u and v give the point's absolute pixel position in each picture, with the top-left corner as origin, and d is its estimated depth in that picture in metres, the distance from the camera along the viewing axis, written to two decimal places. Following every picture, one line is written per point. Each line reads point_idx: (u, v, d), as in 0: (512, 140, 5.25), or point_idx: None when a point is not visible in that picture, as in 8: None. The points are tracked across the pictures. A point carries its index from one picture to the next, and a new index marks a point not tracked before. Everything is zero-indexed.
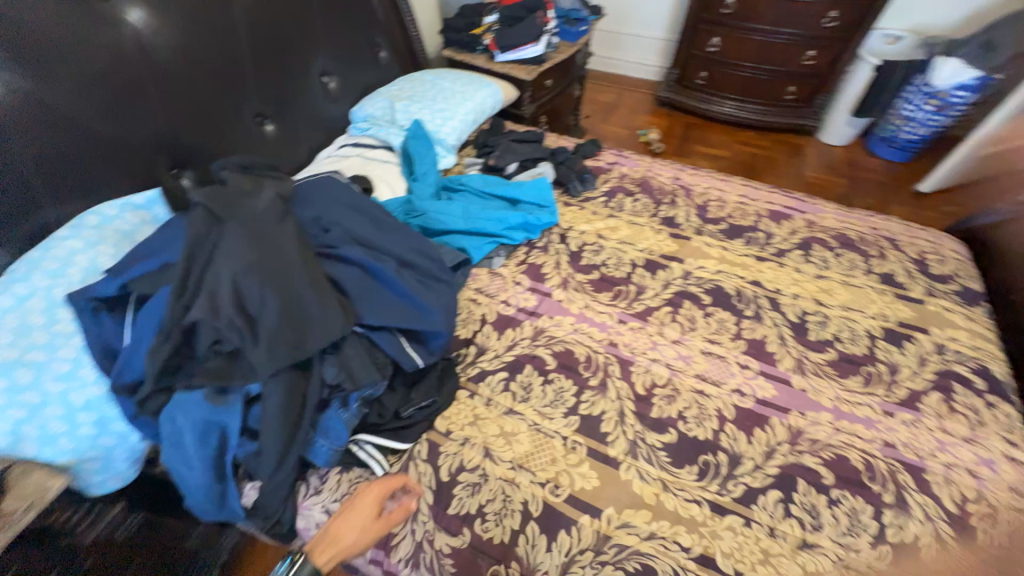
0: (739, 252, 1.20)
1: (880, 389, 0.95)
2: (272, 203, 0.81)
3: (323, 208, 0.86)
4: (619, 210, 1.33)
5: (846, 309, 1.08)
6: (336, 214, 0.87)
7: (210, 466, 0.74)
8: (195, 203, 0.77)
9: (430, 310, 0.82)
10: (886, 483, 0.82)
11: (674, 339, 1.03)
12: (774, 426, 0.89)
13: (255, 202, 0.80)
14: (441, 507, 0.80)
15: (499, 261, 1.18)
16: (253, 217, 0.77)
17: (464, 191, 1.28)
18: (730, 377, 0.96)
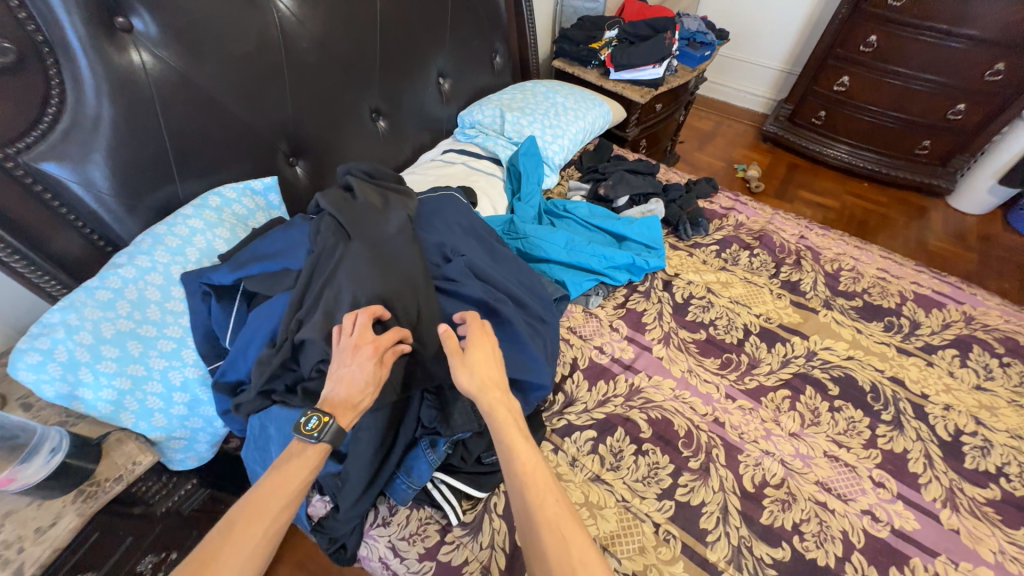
0: (876, 338, 1.04)
1: None
2: (401, 225, 0.81)
3: (447, 235, 0.85)
4: (734, 264, 1.20)
5: (1014, 437, 0.89)
6: (457, 242, 0.86)
7: None
8: (326, 214, 0.78)
9: (537, 358, 0.77)
10: None
11: (792, 431, 0.90)
12: (916, 570, 0.74)
13: (386, 221, 0.80)
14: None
15: (596, 300, 1.09)
16: (380, 237, 0.78)
17: (568, 218, 1.19)
18: (860, 494, 0.82)
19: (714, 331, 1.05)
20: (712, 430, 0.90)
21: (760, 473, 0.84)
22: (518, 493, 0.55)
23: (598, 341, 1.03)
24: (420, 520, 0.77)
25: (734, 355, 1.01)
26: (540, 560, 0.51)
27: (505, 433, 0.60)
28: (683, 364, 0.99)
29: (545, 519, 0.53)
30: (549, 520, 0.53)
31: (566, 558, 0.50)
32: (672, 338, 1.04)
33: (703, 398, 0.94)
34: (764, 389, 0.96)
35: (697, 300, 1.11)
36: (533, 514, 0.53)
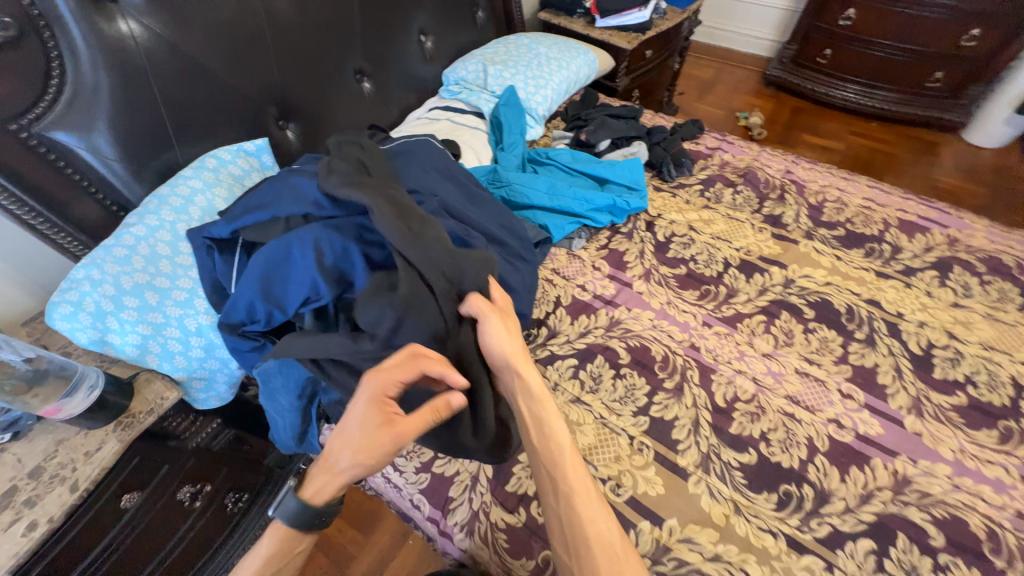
0: (856, 265, 1.05)
1: (1020, 450, 0.79)
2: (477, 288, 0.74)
3: (420, 178, 0.88)
4: (716, 201, 1.22)
5: (987, 349, 0.91)
6: (430, 183, 0.89)
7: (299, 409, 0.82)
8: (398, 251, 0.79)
9: (510, 285, 0.83)
10: (1013, 560, 0.70)
11: (765, 352, 0.94)
12: (876, 468, 0.79)
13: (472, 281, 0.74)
14: (499, 482, 0.79)
15: (579, 243, 1.13)
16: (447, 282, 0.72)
17: (550, 166, 1.23)
18: (827, 405, 0.86)
19: (694, 265, 1.09)
20: (688, 355, 0.94)
21: (731, 390, 0.89)
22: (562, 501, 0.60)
23: (580, 280, 1.07)
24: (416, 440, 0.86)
25: (713, 287, 1.05)
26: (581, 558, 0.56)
27: (549, 427, 0.65)
28: (663, 297, 1.03)
29: (591, 523, 0.58)
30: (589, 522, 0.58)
31: (614, 562, 0.55)
32: (653, 274, 1.08)
33: (680, 327, 0.99)
34: (740, 316, 1.00)
35: (678, 238, 1.14)
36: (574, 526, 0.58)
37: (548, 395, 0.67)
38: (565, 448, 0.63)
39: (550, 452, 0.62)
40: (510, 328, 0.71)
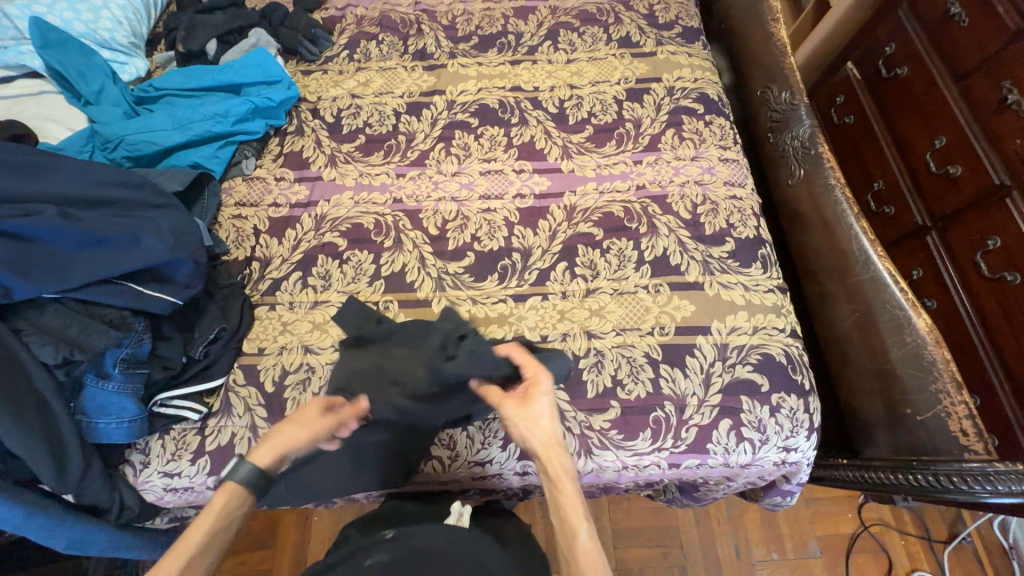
0: (494, 64, 1.17)
1: (630, 145, 1.06)
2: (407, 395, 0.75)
3: None
4: (366, 60, 1.19)
5: (595, 85, 1.13)
6: None
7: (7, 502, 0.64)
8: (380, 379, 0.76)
9: (141, 240, 0.70)
10: (640, 219, 0.97)
11: (453, 173, 1.04)
12: (553, 212, 0.99)
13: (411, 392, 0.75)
14: (277, 415, 0.81)
15: (250, 163, 1.03)
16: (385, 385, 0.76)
17: (167, 98, 1.03)
18: (509, 186, 1.02)
19: (370, 130, 1.09)
20: (395, 210, 1.00)
21: (439, 217, 0.99)
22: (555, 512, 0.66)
23: (269, 199, 1.01)
24: (177, 438, 0.79)
25: (394, 140, 1.08)
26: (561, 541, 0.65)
27: (557, 470, 0.67)
28: (354, 172, 1.04)
29: (582, 535, 0.63)
30: (566, 533, 0.64)
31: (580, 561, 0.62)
32: (337, 157, 1.06)
33: (380, 190, 1.02)
34: (425, 153, 1.06)
35: (345, 111, 1.11)
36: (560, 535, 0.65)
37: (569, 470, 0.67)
38: (566, 475, 0.67)
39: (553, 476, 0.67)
40: (535, 413, 0.69)
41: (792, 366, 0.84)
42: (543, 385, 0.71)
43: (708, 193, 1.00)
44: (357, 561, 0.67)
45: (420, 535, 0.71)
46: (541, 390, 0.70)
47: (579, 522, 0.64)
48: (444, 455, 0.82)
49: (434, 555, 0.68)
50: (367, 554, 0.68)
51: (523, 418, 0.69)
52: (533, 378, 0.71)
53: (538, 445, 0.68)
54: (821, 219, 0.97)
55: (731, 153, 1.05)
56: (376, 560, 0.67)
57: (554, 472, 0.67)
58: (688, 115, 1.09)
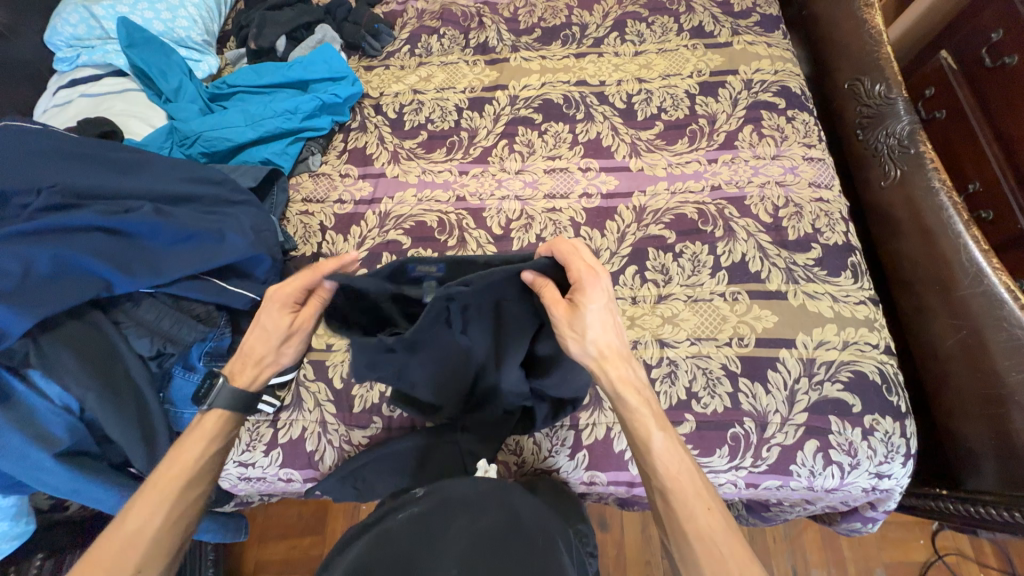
0: (558, 57, 1.13)
1: (703, 142, 1.00)
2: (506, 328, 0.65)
3: (17, 167, 0.65)
4: (428, 55, 1.18)
5: (665, 78, 1.08)
6: (41, 169, 0.66)
7: (103, 487, 0.66)
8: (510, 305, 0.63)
9: (225, 236, 0.71)
10: (716, 222, 0.92)
11: (517, 171, 1.01)
12: (621, 213, 0.95)
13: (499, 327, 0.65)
14: (346, 411, 0.82)
15: (316, 159, 1.04)
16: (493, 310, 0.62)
17: (239, 94, 1.05)
18: (575, 186, 0.98)
19: (432, 126, 1.08)
20: (458, 208, 0.98)
21: (503, 216, 0.96)
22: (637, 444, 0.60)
23: (335, 195, 1.01)
24: (250, 429, 0.81)
25: (456, 137, 1.06)
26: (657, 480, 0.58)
27: (625, 397, 0.60)
28: (417, 170, 1.03)
29: (662, 461, 0.58)
30: (666, 468, 0.58)
31: (681, 495, 0.56)
32: (400, 154, 1.05)
33: (443, 188, 1.01)
34: (487, 150, 1.04)
35: (407, 107, 1.11)
36: (661, 478, 0.58)
37: (643, 390, 0.61)
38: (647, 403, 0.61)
39: (633, 405, 0.60)
40: (608, 312, 0.59)
41: (887, 386, 0.78)
42: (592, 291, 0.57)
43: (791, 194, 0.93)
44: (389, 518, 0.64)
45: (451, 487, 0.67)
46: (592, 296, 0.57)
47: (651, 433, 0.59)
48: (511, 461, 0.81)
49: (466, 503, 0.64)
50: (398, 511, 0.64)
51: (574, 329, 0.57)
52: (576, 284, 0.57)
53: (593, 360, 0.60)
54: (918, 223, 0.88)
55: (816, 151, 0.97)
56: (409, 515, 0.63)
57: (615, 389, 0.60)
58: (768, 110, 1.02)
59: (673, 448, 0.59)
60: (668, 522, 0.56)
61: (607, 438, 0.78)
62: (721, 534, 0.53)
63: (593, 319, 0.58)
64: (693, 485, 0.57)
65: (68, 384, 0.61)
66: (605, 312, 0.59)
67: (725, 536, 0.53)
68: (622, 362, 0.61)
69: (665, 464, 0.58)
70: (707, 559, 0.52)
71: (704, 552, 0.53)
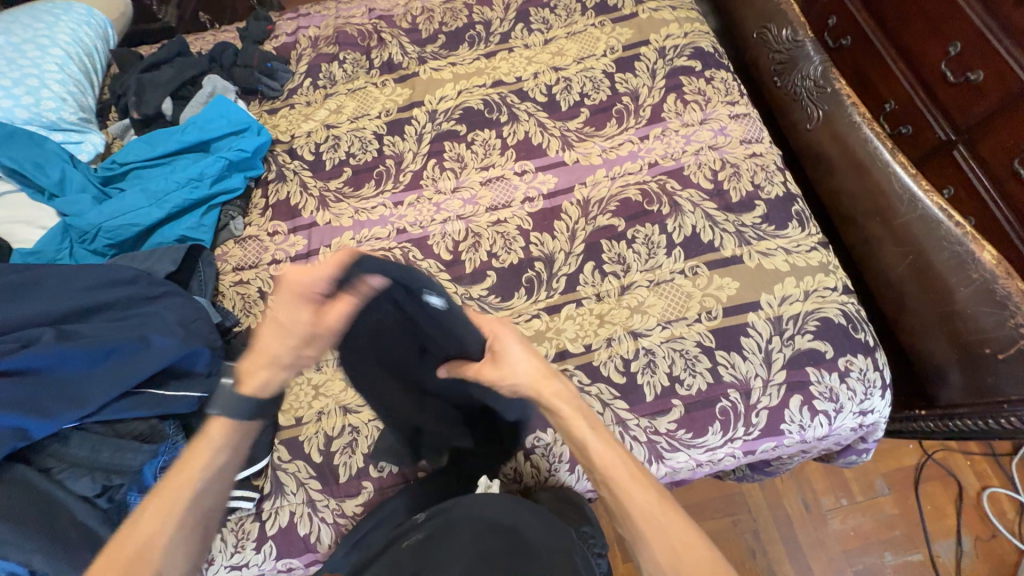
0: (469, 61, 1.09)
1: (632, 120, 0.98)
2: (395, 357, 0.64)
3: None
4: (332, 84, 1.10)
5: (580, 62, 1.05)
6: None
7: None
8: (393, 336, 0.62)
9: (147, 340, 0.64)
10: (661, 199, 0.91)
11: (453, 189, 0.97)
12: (567, 210, 0.92)
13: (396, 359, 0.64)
14: (333, 483, 0.77)
15: (238, 223, 0.96)
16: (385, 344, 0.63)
17: (135, 171, 0.96)
18: (515, 192, 0.95)
19: (355, 160, 1.02)
20: (401, 242, 0.93)
21: (448, 240, 0.92)
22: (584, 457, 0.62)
23: (267, 257, 0.94)
24: (236, 529, 0.76)
25: (382, 166, 1.01)
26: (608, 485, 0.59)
27: (560, 417, 0.63)
28: (349, 210, 0.97)
29: (606, 466, 0.60)
30: (611, 471, 0.59)
31: (633, 492, 0.58)
32: (327, 197, 0.99)
33: (380, 224, 0.95)
34: (418, 174, 0.99)
35: (324, 145, 1.04)
36: (611, 482, 0.59)
37: (574, 406, 0.63)
38: (582, 416, 0.62)
39: (570, 423, 0.62)
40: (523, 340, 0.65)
41: (852, 325, 0.80)
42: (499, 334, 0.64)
43: (726, 156, 0.93)
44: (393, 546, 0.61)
45: (454, 507, 0.65)
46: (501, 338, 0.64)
47: (590, 437, 0.61)
48: (514, 489, 0.78)
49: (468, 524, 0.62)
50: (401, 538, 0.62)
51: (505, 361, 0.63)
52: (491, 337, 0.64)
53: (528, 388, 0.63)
54: (850, 157, 0.90)
55: (741, 108, 0.97)
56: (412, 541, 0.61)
57: (550, 405, 0.63)
58: (687, 74, 1.01)
59: (613, 448, 0.61)
60: (620, 518, 0.58)
61: None
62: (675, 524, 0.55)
63: (512, 353, 0.63)
64: (637, 476, 0.59)
65: (6, 553, 0.54)
66: (520, 344, 0.64)
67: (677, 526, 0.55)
68: (547, 380, 0.63)
69: (612, 469, 0.59)
70: (654, 540, 0.55)
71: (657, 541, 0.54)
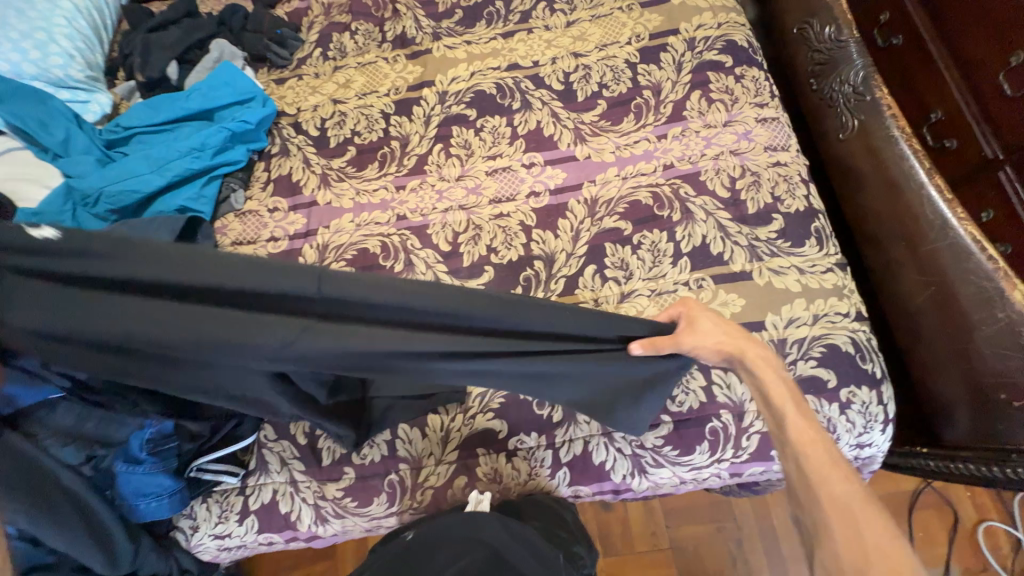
0: (484, 40, 1.03)
1: (650, 117, 0.93)
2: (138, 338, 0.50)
3: None
4: (342, 56, 1.06)
5: (602, 49, 0.99)
6: None
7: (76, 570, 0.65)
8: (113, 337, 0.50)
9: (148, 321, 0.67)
10: (672, 205, 0.86)
11: (457, 177, 0.93)
12: (573, 209, 0.89)
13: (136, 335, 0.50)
14: (316, 465, 0.78)
15: (240, 196, 0.95)
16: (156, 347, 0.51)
17: (138, 136, 0.94)
18: (520, 186, 0.91)
19: (360, 139, 0.99)
20: (400, 228, 0.91)
21: (448, 231, 0.90)
22: (787, 431, 0.59)
23: (266, 233, 0.93)
24: (220, 500, 0.77)
25: (387, 147, 0.97)
26: (804, 485, 0.56)
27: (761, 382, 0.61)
28: (350, 191, 0.95)
29: (799, 436, 0.58)
30: (805, 445, 0.57)
31: (827, 477, 0.55)
32: (329, 176, 0.96)
33: (381, 208, 0.93)
34: (423, 159, 0.96)
35: (329, 121, 1.01)
36: (809, 478, 0.56)
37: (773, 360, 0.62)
38: (779, 391, 0.60)
39: (767, 397, 0.61)
40: (713, 318, 0.62)
41: (861, 355, 0.76)
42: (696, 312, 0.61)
43: (747, 163, 0.88)
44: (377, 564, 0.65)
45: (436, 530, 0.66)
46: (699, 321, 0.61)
47: (783, 400, 0.60)
48: (493, 490, 0.77)
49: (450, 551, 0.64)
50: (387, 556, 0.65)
51: (694, 333, 0.59)
52: (686, 313, 0.62)
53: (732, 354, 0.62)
54: (882, 174, 0.84)
55: (769, 111, 0.91)
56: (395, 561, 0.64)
57: (754, 367, 0.62)
58: (715, 70, 0.94)
59: (807, 419, 0.58)
60: (806, 504, 0.56)
61: (585, 452, 0.76)
62: (879, 532, 0.51)
63: (704, 336, 0.60)
64: (832, 460, 0.56)
65: None
66: (716, 326, 0.61)
67: (878, 533, 0.51)
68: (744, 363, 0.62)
69: (806, 450, 0.57)
70: (845, 535, 0.52)
71: (846, 543, 0.52)
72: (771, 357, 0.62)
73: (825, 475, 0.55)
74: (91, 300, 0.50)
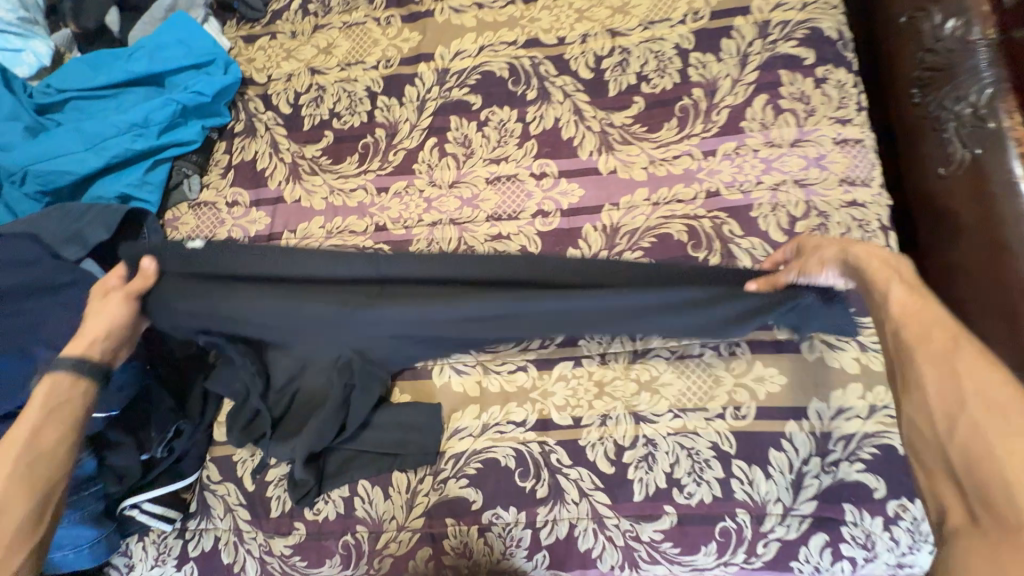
0: (500, 4, 0.82)
1: (698, 125, 0.73)
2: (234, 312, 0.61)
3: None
4: (326, 13, 0.87)
5: (647, 28, 0.78)
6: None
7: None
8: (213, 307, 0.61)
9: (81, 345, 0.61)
10: (712, 245, 0.69)
11: (451, 183, 0.77)
12: (588, 238, 0.72)
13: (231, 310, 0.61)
14: (262, 515, 0.68)
15: (195, 182, 0.80)
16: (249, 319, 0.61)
17: (75, 100, 0.79)
18: (526, 202, 0.75)
19: (340, 122, 0.81)
20: (378, 242, 0.76)
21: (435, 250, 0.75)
22: (876, 306, 0.47)
23: (222, 232, 0.79)
24: (158, 541, 0.69)
25: (371, 136, 0.80)
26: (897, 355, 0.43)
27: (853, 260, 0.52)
28: (323, 189, 0.79)
29: (896, 304, 0.45)
30: (904, 310, 0.44)
31: (928, 339, 0.42)
32: (300, 166, 0.80)
33: (357, 213, 0.77)
34: (412, 155, 0.79)
35: (305, 96, 0.83)
36: (903, 341, 0.43)
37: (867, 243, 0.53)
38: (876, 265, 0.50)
39: (858, 272, 0.51)
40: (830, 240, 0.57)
41: None
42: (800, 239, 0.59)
43: (815, 199, 0.69)
44: None
45: None
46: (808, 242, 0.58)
47: (885, 279, 0.48)
48: (461, 565, 0.66)
49: None
50: None
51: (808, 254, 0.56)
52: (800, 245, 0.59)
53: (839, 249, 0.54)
54: (989, 230, 0.65)
55: (853, 130, 0.71)
56: None
57: (847, 252, 0.53)
58: (790, 68, 0.73)
59: (914, 293, 0.46)
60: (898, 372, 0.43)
61: (570, 537, 0.65)
62: (979, 389, 0.38)
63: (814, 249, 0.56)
64: (939, 316, 0.43)
65: None
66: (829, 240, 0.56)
67: (999, 386, 0.37)
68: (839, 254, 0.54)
69: (903, 318, 0.44)
70: (954, 396, 0.39)
71: (947, 399, 0.39)
72: (913, 274, 0.49)
73: (933, 339, 0.42)
74: (197, 280, 0.61)
